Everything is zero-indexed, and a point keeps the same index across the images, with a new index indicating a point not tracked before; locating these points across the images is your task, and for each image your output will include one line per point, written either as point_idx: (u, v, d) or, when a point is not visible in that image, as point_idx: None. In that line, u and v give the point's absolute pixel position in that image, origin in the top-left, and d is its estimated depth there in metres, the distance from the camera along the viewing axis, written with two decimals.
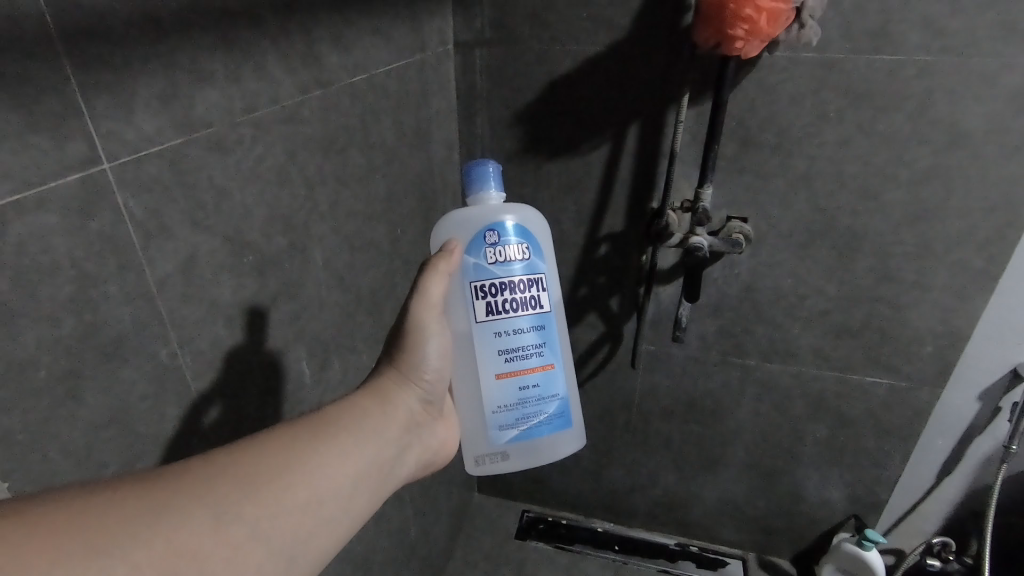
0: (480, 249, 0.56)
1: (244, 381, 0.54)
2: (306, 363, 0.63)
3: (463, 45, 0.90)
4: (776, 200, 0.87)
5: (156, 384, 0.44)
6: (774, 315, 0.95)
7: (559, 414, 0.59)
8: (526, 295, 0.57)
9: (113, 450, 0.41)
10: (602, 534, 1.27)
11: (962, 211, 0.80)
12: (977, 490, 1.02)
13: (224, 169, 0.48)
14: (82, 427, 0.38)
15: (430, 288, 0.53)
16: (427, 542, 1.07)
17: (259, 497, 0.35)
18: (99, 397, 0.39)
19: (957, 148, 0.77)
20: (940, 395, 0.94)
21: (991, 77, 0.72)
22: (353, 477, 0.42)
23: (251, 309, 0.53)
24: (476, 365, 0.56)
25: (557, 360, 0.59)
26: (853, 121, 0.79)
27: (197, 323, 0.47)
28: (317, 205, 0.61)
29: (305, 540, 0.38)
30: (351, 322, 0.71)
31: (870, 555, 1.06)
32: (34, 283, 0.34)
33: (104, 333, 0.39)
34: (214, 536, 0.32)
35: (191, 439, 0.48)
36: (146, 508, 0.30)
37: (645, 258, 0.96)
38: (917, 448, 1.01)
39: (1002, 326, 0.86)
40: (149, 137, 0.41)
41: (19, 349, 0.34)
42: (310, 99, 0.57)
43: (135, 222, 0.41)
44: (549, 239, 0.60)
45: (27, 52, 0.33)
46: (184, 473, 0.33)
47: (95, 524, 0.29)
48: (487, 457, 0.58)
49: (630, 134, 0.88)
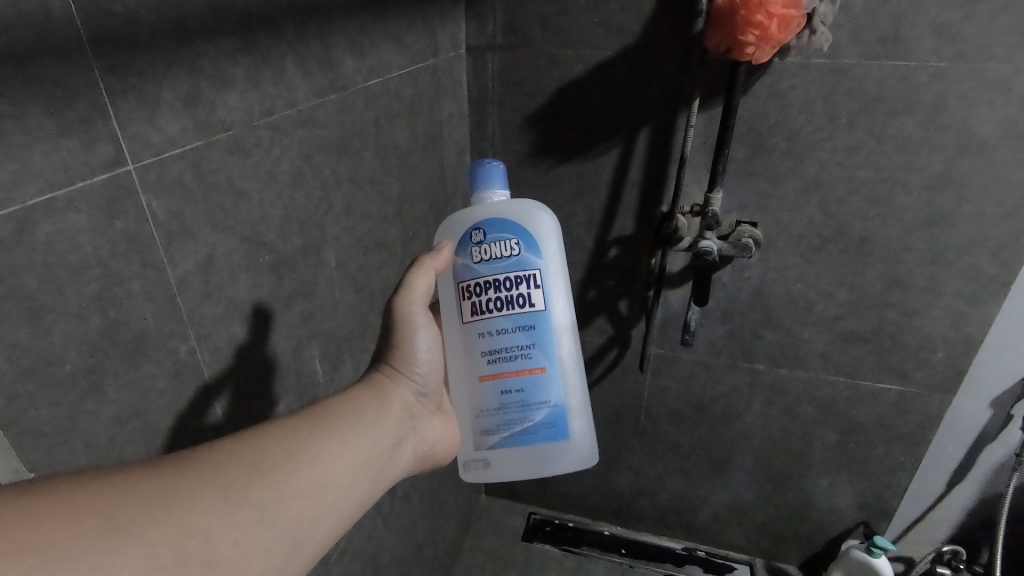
0: (467, 248, 0.56)
1: (259, 379, 0.55)
2: (319, 361, 0.64)
3: (475, 49, 0.91)
4: (786, 204, 0.87)
5: (175, 380, 0.45)
6: (784, 320, 0.95)
7: (547, 423, 0.58)
8: (514, 292, 0.56)
9: (133, 444, 0.42)
10: (609, 537, 1.28)
11: (974, 216, 0.80)
12: (989, 498, 1.01)
13: (243, 171, 0.49)
14: (105, 421, 0.40)
15: (415, 285, 0.53)
16: (434, 542, 1.08)
17: (263, 481, 0.36)
18: (121, 391, 0.40)
19: (969, 154, 0.77)
20: (951, 402, 0.94)
21: (1004, 83, 0.72)
22: (353, 466, 0.42)
23: (267, 307, 0.54)
24: (467, 362, 0.57)
25: (550, 362, 0.57)
26: (864, 127, 0.79)
27: (215, 321, 0.48)
28: (331, 206, 0.62)
29: (309, 525, 0.38)
30: (364, 322, 0.72)
31: (880, 562, 1.04)
32: (62, 280, 0.36)
33: (127, 330, 0.40)
34: (224, 517, 0.33)
35: (207, 435, 0.49)
36: (159, 490, 0.31)
37: (655, 262, 0.97)
38: (927, 456, 1.00)
39: (1014, 333, 0.86)
40: (171, 139, 0.42)
41: (47, 343, 0.35)
42: (325, 102, 0.58)
43: (157, 222, 0.42)
44: (551, 231, 0.57)
45: (59, 57, 0.34)
46: (192, 458, 0.34)
47: (114, 505, 0.30)
48: (472, 460, 0.59)
49: (640, 138, 0.88)
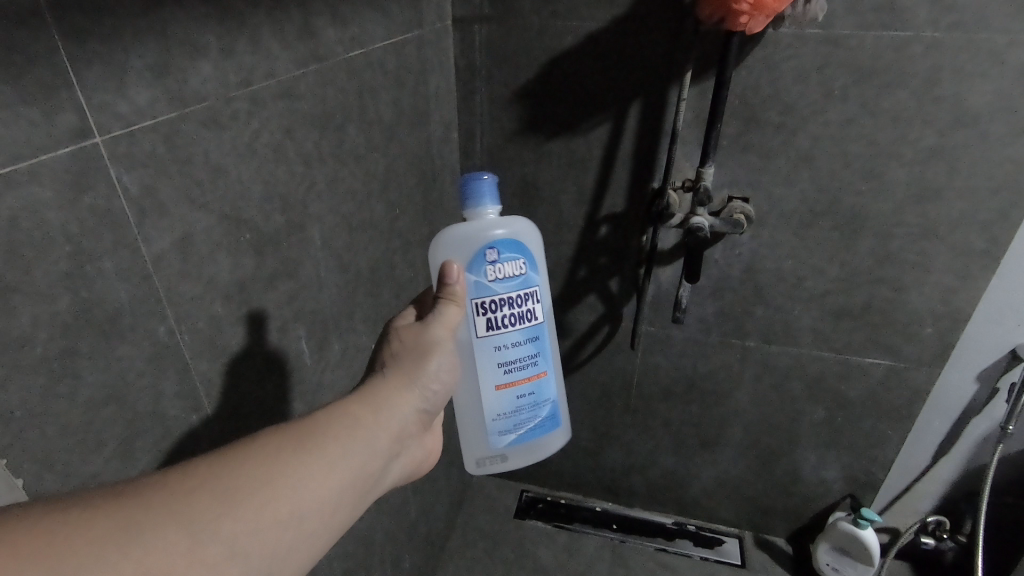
0: (480, 266, 0.55)
1: (244, 363, 0.53)
2: (305, 345, 0.63)
3: (461, 21, 0.88)
4: (778, 180, 0.86)
5: (156, 361, 0.44)
6: (775, 296, 0.95)
7: (551, 418, 0.61)
8: (522, 308, 0.57)
9: (112, 429, 0.41)
10: (601, 513, 1.29)
11: (966, 191, 0.80)
12: (973, 470, 1.03)
13: (220, 145, 0.47)
14: (82, 404, 0.38)
15: (447, 317, 0.52)
16: (426, 521, 1.08)
17: (238, 511, 0.33)
18: (99, 375, 0.39)
19: (964, 127, 0.76)
20: (937, 376, 0.95)
21: (1000, 54, 0.71)
22: (338, 490, 0.39)
23: (249, 289, 0.53)
24: (479, 376, 0.57)
25: (550, 368, 0.60)
26: (858, 100, 0.78)
27: (197, 302, 0.47)
28: (315, 183, 0.60)
29: (283, 556, 0.36)
30: (351, 304, 0.71)
31: (867, 534, 1.06)
32: (31, 258, 0.34)
33: (101, 311, 0.39)
34: (190, 555, 0.31)
35: (190, 419, 0.48)
36: (121, 524, 0.29)
37: (646, 239, 0.96)
38: (913, 430, 1.02)
39: (1002, 307, 0.86)
40: (142, 110, 0.40)
41: (18, 322, 0.34)
42: (306, 74, 0.56)
43: (130, 197, 0.40)
44: (541, 249, 0.60)
45: (16, 18, 0.32)
46: (159, 487, 0.32)
47: (67, 543, 0.27)
48: (487, 460, 0.60)
49: (631, 112, 0.87)
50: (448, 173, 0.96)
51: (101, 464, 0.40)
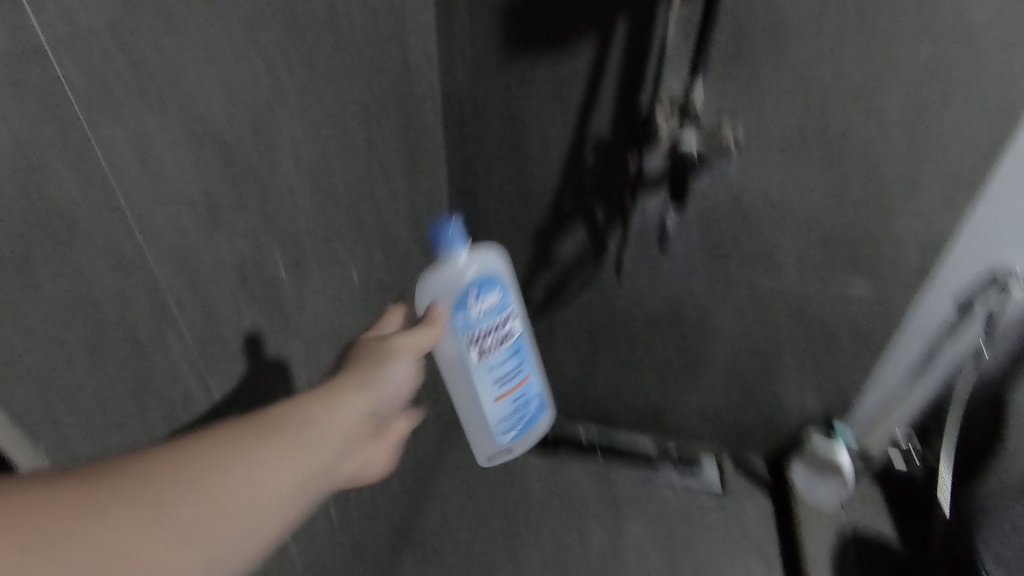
0: (465, 304, 0.66)
1: (212, 305, 0.59)
2: (273, 310, 0.69)
3: (445, 27, 1.02)
4: (733, 159, 0.98)
5: (136, 272, 0.50)
6: (757, 224, 1.03)
7: (538, 410, 0.76)
8: (504, 330, 0.69)
9: (86, 324, 0.47)
10: (586, 443, 1.44)
11: (892, 211, 0.95)
12: (942, 398, 1.14)
13: (191, 81, 0.52)
14: (18, 281, 0.41)
15: (426, 336, 0.61)
16: (371, 523, 1.08)
17: (194, 492, 0.38)
18: (83, 262, 0.46)
19: (883, 162, 0.91)
20: (890, 338, 1.09)
21: (895, 69, 0.84)
22: (294, 482, 0.44)
23: (228, 241, 0.60)
24: (478, 391, 0.71)
25: (531, 372, 0.73)
26: (779, 100, 0.90)
27: (180, 233, 0.54)
28: (286, 153, 0.66)
29: (241, 538, 0.41)
30: (317, 287, 0.77)
31: (840, 450, 1.21)
32: (53, 160, 0.42)
33: (43, 199, 0.42)
34: (141, 529, 0.35)
35: (163, 333, 0.54)
36: (73, 507, 0.33)
37: (633, 162, 1.01)
38: (879, 366, 1.14)
39: (981, 231, 0.93)
40: (104, 27, 0.44)
41: (39, 203, 0.41)
42: (289, 50, 0.64)
43: (81, 100, 0.44)
44: (511, 276, 0.71)
45: None
46: (116, 471, 0.36)
47: (12, 518, 0.31)
48: (495, 455, 0.79)
49: (614, 44, 0.93)
50: (416, 180, 1.05)
51: (69, 357, 0.46)
